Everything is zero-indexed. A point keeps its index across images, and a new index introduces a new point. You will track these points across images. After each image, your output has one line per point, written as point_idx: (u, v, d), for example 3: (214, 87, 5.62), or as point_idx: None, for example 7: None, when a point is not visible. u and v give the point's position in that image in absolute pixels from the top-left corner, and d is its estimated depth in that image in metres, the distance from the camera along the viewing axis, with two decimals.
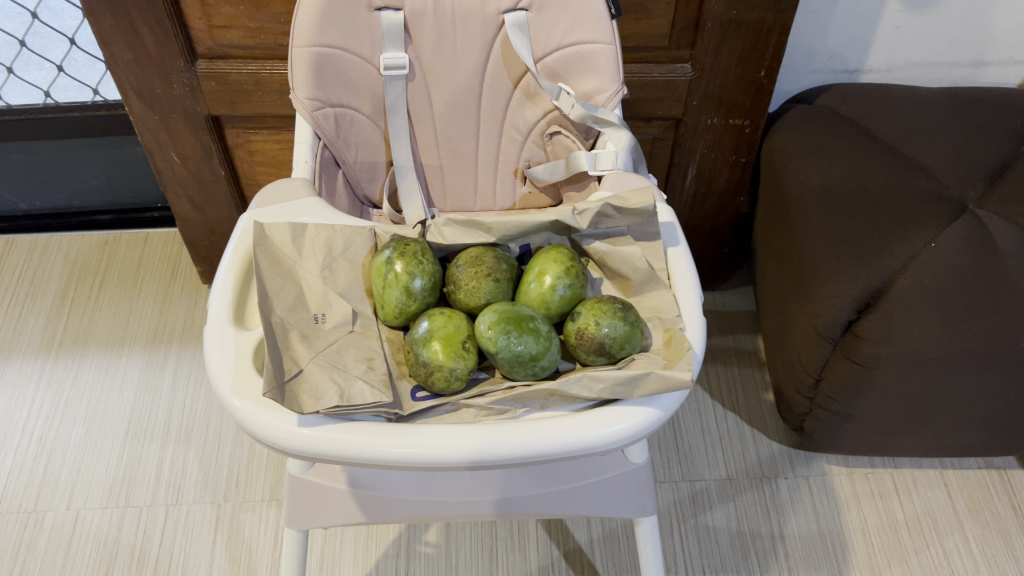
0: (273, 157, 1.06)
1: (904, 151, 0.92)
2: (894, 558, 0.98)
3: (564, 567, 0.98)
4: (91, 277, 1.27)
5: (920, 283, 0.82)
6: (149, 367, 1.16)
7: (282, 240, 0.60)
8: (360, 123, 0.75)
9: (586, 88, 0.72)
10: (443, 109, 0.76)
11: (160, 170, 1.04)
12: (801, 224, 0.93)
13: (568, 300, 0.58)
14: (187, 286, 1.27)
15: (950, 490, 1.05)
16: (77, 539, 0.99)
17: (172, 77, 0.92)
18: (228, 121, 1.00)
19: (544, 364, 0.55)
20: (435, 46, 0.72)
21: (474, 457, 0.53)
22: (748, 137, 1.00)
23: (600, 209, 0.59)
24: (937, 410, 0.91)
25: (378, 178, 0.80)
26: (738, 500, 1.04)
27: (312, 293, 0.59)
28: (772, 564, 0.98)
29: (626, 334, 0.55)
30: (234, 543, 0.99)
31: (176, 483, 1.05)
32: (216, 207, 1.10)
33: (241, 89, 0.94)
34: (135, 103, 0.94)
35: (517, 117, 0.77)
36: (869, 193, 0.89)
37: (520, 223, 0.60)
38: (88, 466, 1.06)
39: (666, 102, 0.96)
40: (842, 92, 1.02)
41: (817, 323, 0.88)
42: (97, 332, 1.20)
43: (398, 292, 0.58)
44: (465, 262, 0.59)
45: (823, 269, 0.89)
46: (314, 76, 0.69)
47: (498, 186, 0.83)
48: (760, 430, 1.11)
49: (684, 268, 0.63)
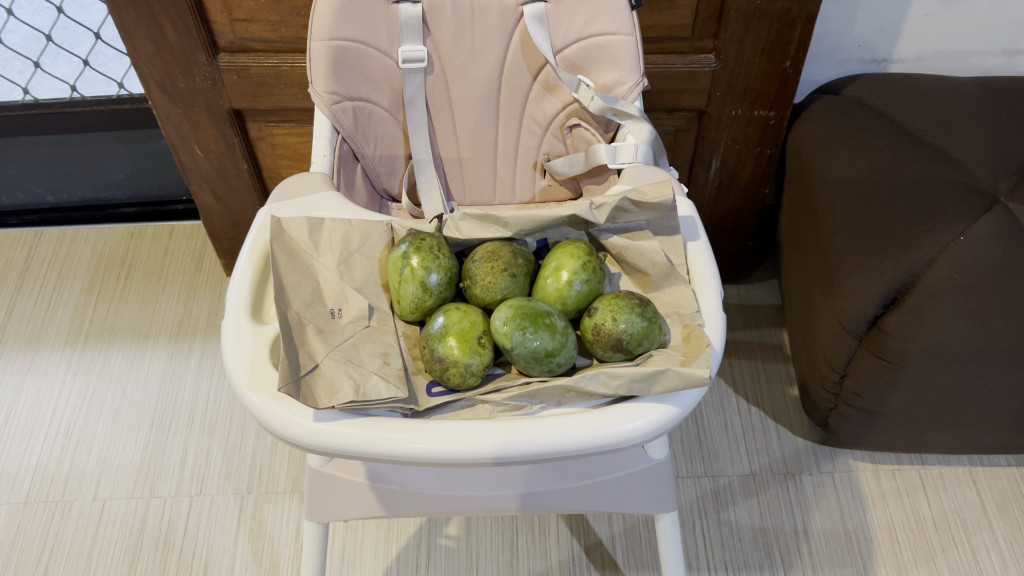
0: (295, 150, 1.06)
1: (935, 144, 0.90)
2: (920, 557, 0.97)
3: (585, 563, 0.97)
4: (117, 269, 1.28)
5: (949, 278, 0.80)
6: (173, 359, 1.17)
7: (298, 235, 0.60)
8: (379, 117, 0.74)
9: (606, 80, 0.71)
10: (462, 102, 0.75)
11: (183, 162, 1.04)
12: (826, 217, 0.92)
13: (585, 295, 0.57)
14: (211, 278, 1.27)
15: (979, 487, 1.03)
16: (103, 529, 1.01)
17: (195, 70, 0.92)
18: (251, 114, 1.00)
19: (560, 360, 0.55)
20: (453, 39, 0.71)
21: (492, 453, 0.52)
22: (773, 129, 0.98)
23: (618, 203, 0.58)
24: (966, 407, 0.89)
25: (396, 172, 0.80)
26: (762, 496, 1.02)
27: (329, 288, 0.59)
28: (796, 561, 0.97)
29: (643, 330, 0.55)
30: (257, 534, 1.00)
31: (200, 473, 1.05)
32: (239, 199, 1.11)
33: (263, 82, 0.94)
34: (158, 97, 0.95)
35: (537, 109, 0.76)
36: (897, 185, 0.87)
37: (537, 217, 0.59)
38: (113, 455, 1.07)
39: (689, 93, 0.95)
40: (870, 83, 1.00)
41: (843, 318, 0.87)
42: (123, 324, 1.21)
43: (415, 288, 0.57)
44: (481, 256, 0.58)
45: (848, 263, 0.87)
46: (332, 69, 0.69)
47: (518, 179, 0.82)
48: (784, 425, 1.09)
49: (704, 261, 0.62)
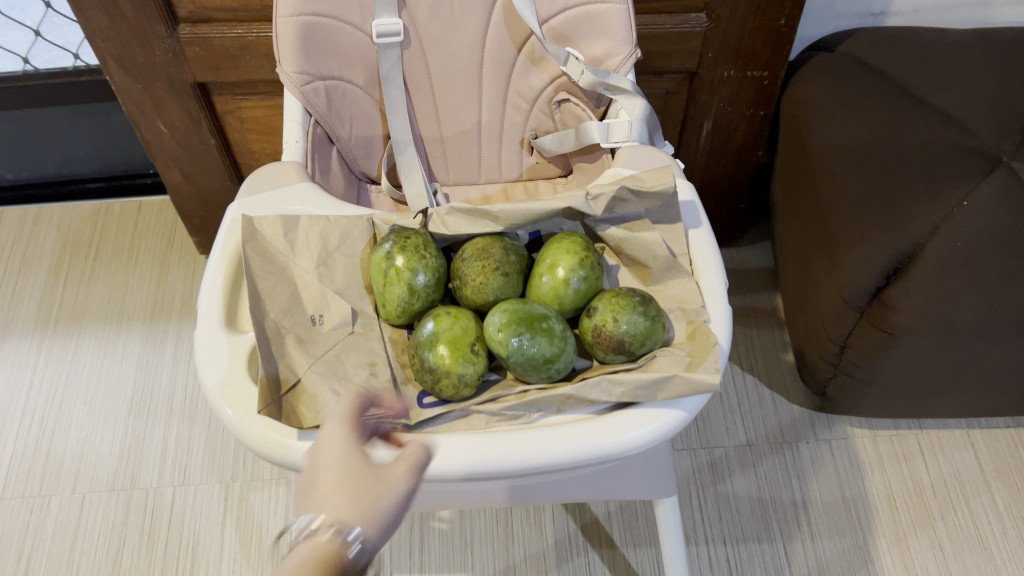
0: (265, 124, 1.00)
1: (934, 103, 0.86)
2: (919, 523, 0.96)
3: (582, 541, 0.96)
4: (84, 249, 1.23)
5: (953, 247, 0.77)
6: (148, 344, 1.13)
7: (272, 235, 0.56)
8: (354, 96, 0.69)
9: (596, 52, 0.66)
10: (442, 77, 0.70)
11: (147, 139, 0.98)
12: (827, 185, 0.88)
13: (583, 293, 0.54)
14: (184, 256, 1.22)
15: (977, 450, 1.01)
16: (84, 524, 0.97)
17: (154, 43, 0.86)
18: (216, 87, 0.94)
19: (558, 366, 0.51)
20: (431, 10, 0.66)
21: (490, 468, 0.49)
22: (767, 90, 0.94)
23: (616, 193, 0.54)
24: (967, 375, 0.87)
25: (375, 154, 0.75)
26: (759, 467, 1.01)
27: (308, 292, 0.55)
28: (795, 532, 0.96)
29: (646, 330, 0.51)
30: (243, 523, 0.97)
31: (183, 461, 1.02)
32: (208, 176, 1.05)
33: (228, 54, 0.89)
34: (116, 72, 0.89)
35: (522, 83, 0.71)
36: (898, 150, 0.83)
37: (530, 210, 0.55)
38: (91, 446, 1.03)
39: (680, 55, 0.90)
40: (867, 38, 0.96)
41: (844, 290, 0.84)
42: (94, 307, 1.16)
43: (401, 290, 0.53)
44: (471, 254, 0.54)
45: (850, 235, 0.83)
46: (301, 48, 0.63)
47: (504, 158, 0.77)
48: (780, 392, 1.07)
49: (707, 250, 0.58)
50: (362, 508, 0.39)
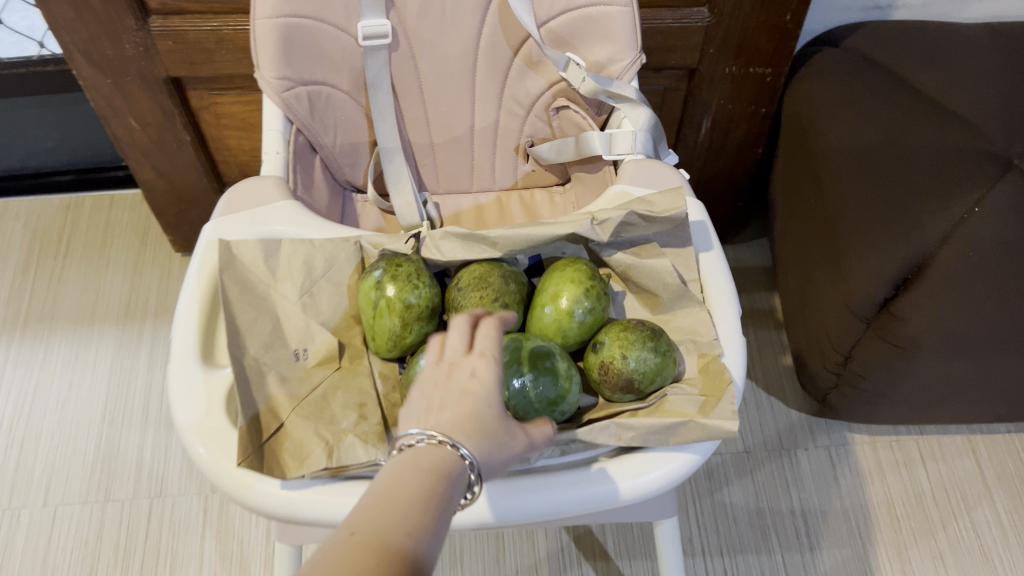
0: (242, 119, 0.95)
1: (944, 103, 0.82)
2: (920, 533, 0.93)
3: (575, 553, 0.93)
4: (54, 246, 1.18)
5: (965, 257, 0.73)
6: (122, 346, 1.08)
7: (251, 260, 0.52)
8: (338, 102, 0.65)
9: (598, 57, 0.62)
10: (433, 81, 0.65)
11: (118, 136, 0.93)
12: (832, 190, 0.85)
13: (588, 325, 0.50)
14: (159, 253, 1.17)
15: (978, 457, 0.99)
16: (56, 538, 0.93)
17: (123, 37, 0.81)
18: (191, 82, 0.89)
19: (563, 408, 0.48)
20: (421, 10, 0.61)
21: (490, 519, 0.46)
22: (769, 86, 0.90)
23: (623, 218, 0.51)
24: (973, 383, 0.85)
25: (360, 161, 0.70)
26: (757, 474, 0.98)
27: (291, 325, 0.51)
28: (793, 543, 0.93)
29: (657, 367, 0.48)
30: (224, 536, 0.94)
31: (161, 471, 0.98)
32: (183, 173, 1.00)
33: (202, 48, 0.83)
34: (83, 66, 0.83)
35: (518, 88, 0.66)
36: (907, 153, 0.79)
37: (531, 236, 0.51)
38: (63, 455, 0.99)
39: (679, 51, 0.86)
40: (873, 33, 0.92)
41: (851, 300, 0.81)
42: (64, 307, 1.11)
43: (392, 322, 0.49)
44: (467, 283, 0.50)
45: (857, 242, 0.80)
46: (281, 52, 0.59)
47: (498, 165, 0.73)
48: (778, 397, 1.04)
49: (719, 276, 0.55)
50: (493, 445, 0.38)
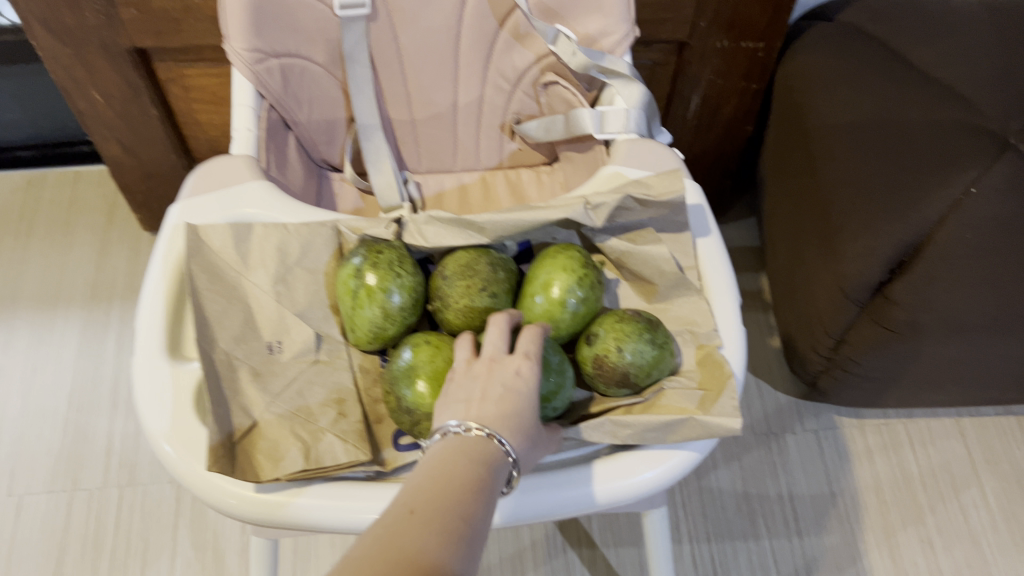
0: (212, 92, 0.91)
1: (939, 77, 0.78)
2: (908, 517, 0.92)
3: (560, 541, 0.91)
4: (16, 224, 1.13)
5: (960, 239, 0.69)
6: (89, 329, 1.04)
7: (221, 246, 0.48)
8: (313, 76, 0.61)
9: (589, 29, 0.58)
10: (413, 54, 0.62)
11: (81, 110, 0.89)
12: (827, 168, 0.82)
13: (581, 316, 0.47)
14: (128, 231, 1.13)
15: (966, 439, 0.98)
16: (22, 530, 0.90)
17: (83, 4, 0.76)
18: (157, 53, 0.84)
19: (556, 404, 0.45)
20: None
21: None
22: (761, 61, 0.87)
23: (619, 202, 0.47)
24: (965, 366, 0.83)
25: (337, 139, 0.67)
26: (744, 459, 0.96)
27: (264, 316, 0.47)
28: (780, 528, 0.92)
29: (654, 360, 0.45)
30: (198, 526, 0.91)
31: (131, 459, 0.95)
32: (151, 148, 0.96)
33: (168, 17, 0.79)
34: (40, 34, 0.79)
35: (504, 62, 0.63)
36: (903, 129, 0.76)
37: (520, 221, 0.48)
38: (27, 443, 0.95)
39: (671, 24, 0.82)
40: (869, 6, 0.89)
41: (844, 283, 0.79)
42: (28, 288, 1.07)
43: (373, 313, 0.46)
44: (453, 271, 0.47)
45: (853, 223, 0.78)
46: (251, 23, 0.55)
47: (482, 143, 0.70)
48: (765, 380, 1.02)
49: (716, 262, 0.52)
50: (530, 442, 0.40)
